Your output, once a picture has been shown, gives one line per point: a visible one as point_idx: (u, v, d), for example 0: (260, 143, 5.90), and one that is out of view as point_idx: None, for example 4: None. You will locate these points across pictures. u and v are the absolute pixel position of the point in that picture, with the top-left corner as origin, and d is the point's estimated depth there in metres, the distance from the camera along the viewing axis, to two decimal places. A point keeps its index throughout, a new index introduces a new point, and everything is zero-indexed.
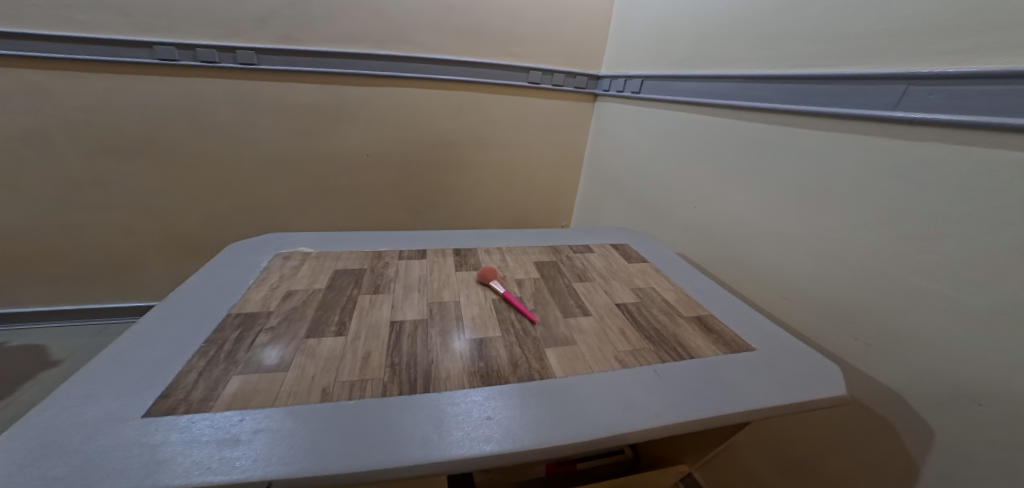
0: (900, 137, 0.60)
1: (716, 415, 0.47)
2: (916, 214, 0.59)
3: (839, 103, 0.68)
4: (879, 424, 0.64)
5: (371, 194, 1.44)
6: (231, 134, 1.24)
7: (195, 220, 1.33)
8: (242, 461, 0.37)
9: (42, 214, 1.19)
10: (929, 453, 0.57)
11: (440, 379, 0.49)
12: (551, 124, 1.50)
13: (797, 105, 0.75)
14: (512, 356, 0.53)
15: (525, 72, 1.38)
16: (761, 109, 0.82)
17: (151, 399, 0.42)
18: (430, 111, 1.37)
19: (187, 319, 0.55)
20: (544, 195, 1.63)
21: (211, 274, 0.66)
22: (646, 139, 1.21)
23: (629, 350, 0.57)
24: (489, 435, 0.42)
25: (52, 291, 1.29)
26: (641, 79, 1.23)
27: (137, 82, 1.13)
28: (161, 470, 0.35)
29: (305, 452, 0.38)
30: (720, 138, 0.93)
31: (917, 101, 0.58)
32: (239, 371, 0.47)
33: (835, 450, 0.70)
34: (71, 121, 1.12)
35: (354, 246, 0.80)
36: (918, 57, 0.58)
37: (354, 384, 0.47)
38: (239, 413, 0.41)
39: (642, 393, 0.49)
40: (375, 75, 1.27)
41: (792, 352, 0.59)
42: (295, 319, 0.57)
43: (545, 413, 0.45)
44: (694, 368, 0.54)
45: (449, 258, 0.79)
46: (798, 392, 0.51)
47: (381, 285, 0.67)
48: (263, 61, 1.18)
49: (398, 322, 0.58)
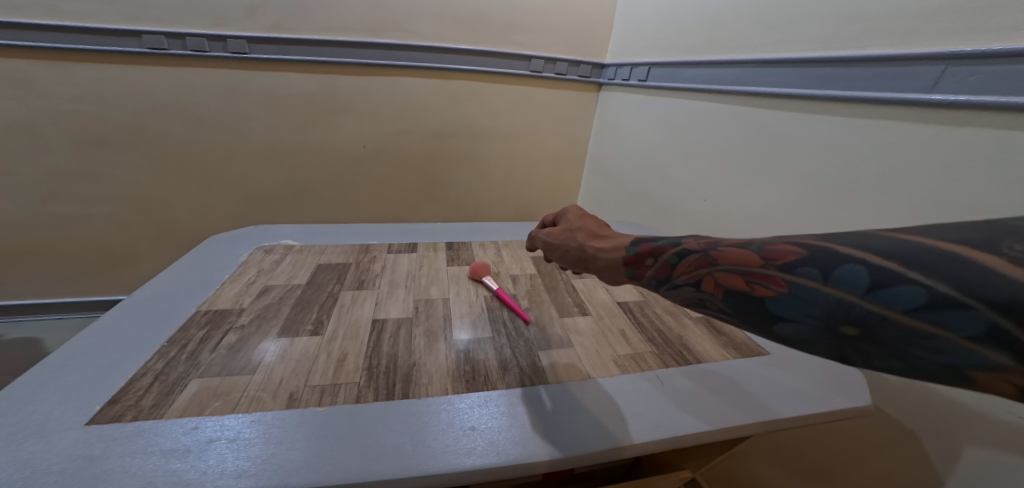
0: (933, 122, 0.55)
1: (722, 428, 0.43)
2: (952, 206, 0.53)
3: (865, 86, 0.62)
4: (900, 435, 0.57)
5: (367, 187, 1.40)
6: (222, 125, 1.21)
7: (186, 212, 1.29)
8: (191, 475, 0.33)
9: (32, 208, 1.17)
10: (958, 469, 0.51)
11: (421, 384, 0.44)
12: (553, 115, 1.44)
13: (818, 90, 0.69)
14: (503, 358, 0.49)
15: (526, 60, 1.33)
16: (776, 95, 0.76)
17: (98, 405, 0.39)
18: (426, 102, 1.32)
19: (149, 319, 0.51)
20: (546, 188, 1.57)
21: (183, 269, 0.62)
22: (652, 129, 1.16)
23: (629, 353, 0.53)
24: (473, 447, 0.38)
25: (45, 285, 1.27)
26: (648, 67, 1.17)
27: (124, 72, 1.09)
28: (97, 483, 0.32)
29: (261, 466, 0.34)
30: (732, 127, 0.87)
31: (956, 83, 0.52)
32: (200, 374, 0.43)
33: (847, 461, 0.64)
34: (58, 112, 1.09)
35: (341, 239, 0.76)
36: (962, 33, 0.52)
37: (325, 389, 0.43)
38: (194, 420, 0.38)
39: (642, 403, 0.45)
40: (369, 64, 1.22)
41: (808, 358, 0.54)
42: (267, 317, 0.53)
43: (532, 425, 0.40)
44: (701, 374, 0.50)
45: (441, 252, 0.75)
46: (815, 402, 0.46)
47: (365, 280, 0.63)
48: (254, 50, 1.14)
49: (381, 320, 0.54)
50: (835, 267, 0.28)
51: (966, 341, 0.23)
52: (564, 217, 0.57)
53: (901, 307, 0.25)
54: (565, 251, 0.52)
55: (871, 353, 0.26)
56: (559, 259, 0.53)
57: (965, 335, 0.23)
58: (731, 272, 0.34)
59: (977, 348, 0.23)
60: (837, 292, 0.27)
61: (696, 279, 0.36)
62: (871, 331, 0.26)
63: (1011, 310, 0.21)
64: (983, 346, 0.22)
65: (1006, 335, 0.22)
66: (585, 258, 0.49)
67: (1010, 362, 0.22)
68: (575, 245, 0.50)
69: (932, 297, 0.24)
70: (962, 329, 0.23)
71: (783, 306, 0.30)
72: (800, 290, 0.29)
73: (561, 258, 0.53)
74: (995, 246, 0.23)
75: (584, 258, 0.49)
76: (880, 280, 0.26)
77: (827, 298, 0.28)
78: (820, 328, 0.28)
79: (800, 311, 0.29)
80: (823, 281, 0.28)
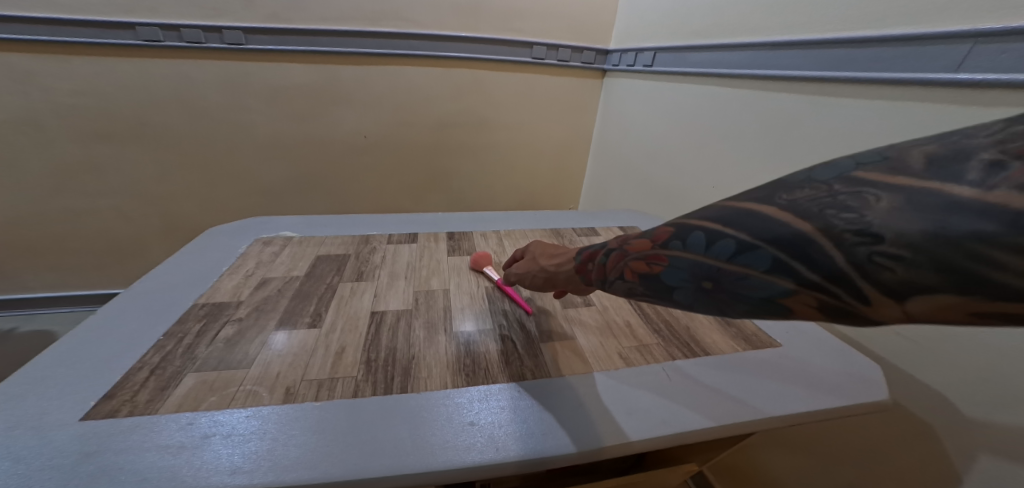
0: (961, 104, 0.51)
1: (732, 424, 0.41)
2: None
3: (887, 68, 0.59)
4: (917, 430, 0.55)
5: (369, 178, 1.38)
6: (221, 117, 1.19)
7: (190, 205, 1.29)
8: (191, 472, 0.32)
9: (36, 204, 1.17)
10: (977, 462, 0.49)
11: (421, 378, 0.43)
12: (556, 103, 1.41)
13: (835, 72, 0.66)
14: (504, 351, 0.48)
15: (528, 47, 1.29)
16: (791, 78, 0.73)
17: (94, 399, 0.38)
18: (427, 91, 1.29)
19: (146, 312, 0.50)
20: (549, 177, 1.54)
21: (180, 262, 0.61)
22: (658, 116, 1.13)
23: (635, 346, 0.51)
24: (473, 443, 0.37)
25: (54, 279, 1.28)
26: (654, 52, 1.14)
27: (121, 64, 1.08)
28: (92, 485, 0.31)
29: (258, 462, 0.33)
30: (742, 112, 0.85)
31: (984, 62, 0.49)
32: (196, 368, 0.42)
33: (861, 457, 0.62)
34: (57, 106, 1.08)
35: (342, 230, 0.75)
36: (988, 10, 0.49)
37: (323, 383, 0.42)
38: (191, 416, 0.37)
39: (649, 396, 0.44)
40: (368, 53, 1.20)
41: (824, 351, 0.52)
42: (266, 309, 0.52)
43: (534, 420, 0.39)
44: (710, 366, 0.48)
45: (442, 243, 0.73)
46: (830, 396, 0.45)
47: (365, 271, 0.62)
48: (251, 41, 1.12)
49: (380, 312, 0.53)
50: (688, 235, 0.31)
51: (767, 275, 0.27)
52: (528, 246, 0.56)
53: (724, 257, 0.29)
54: (532, 275, 0.51)
55: (726, 303, 0.29)
56: (526, 284, 0.53)
57: (764, 270, 0.27)
58: (637, 258, 0.35)
59: (773, 280, 0.26)
60: (689, 254, 0.31)
61: (617, 271, 0.37)
62: (718, 282, 0.29)
63: (780, 242, 0.26)
64: (776, 277, 0.26)
65: (784, 263, 0.26)
66: (551, 277, 0.48)
67: (795, 287, 0.25)
68: (538, 269, 0.50)
69: (738, 243, 0.28)
70: (759, 266, 0.27)
71: (666, 276, 0.32)
72: (674, 260, 0.32)
73: (529, 285, 0.52)
74: (771, 199, 0.28)
75: (549, 279, 0.49)
76: (710, 238, 0.30)
77: (686, 261, 0.31)
78: (690, 290, 0.31)
79: (677, 278, 0.32)
80: (683, 248, 0.31)
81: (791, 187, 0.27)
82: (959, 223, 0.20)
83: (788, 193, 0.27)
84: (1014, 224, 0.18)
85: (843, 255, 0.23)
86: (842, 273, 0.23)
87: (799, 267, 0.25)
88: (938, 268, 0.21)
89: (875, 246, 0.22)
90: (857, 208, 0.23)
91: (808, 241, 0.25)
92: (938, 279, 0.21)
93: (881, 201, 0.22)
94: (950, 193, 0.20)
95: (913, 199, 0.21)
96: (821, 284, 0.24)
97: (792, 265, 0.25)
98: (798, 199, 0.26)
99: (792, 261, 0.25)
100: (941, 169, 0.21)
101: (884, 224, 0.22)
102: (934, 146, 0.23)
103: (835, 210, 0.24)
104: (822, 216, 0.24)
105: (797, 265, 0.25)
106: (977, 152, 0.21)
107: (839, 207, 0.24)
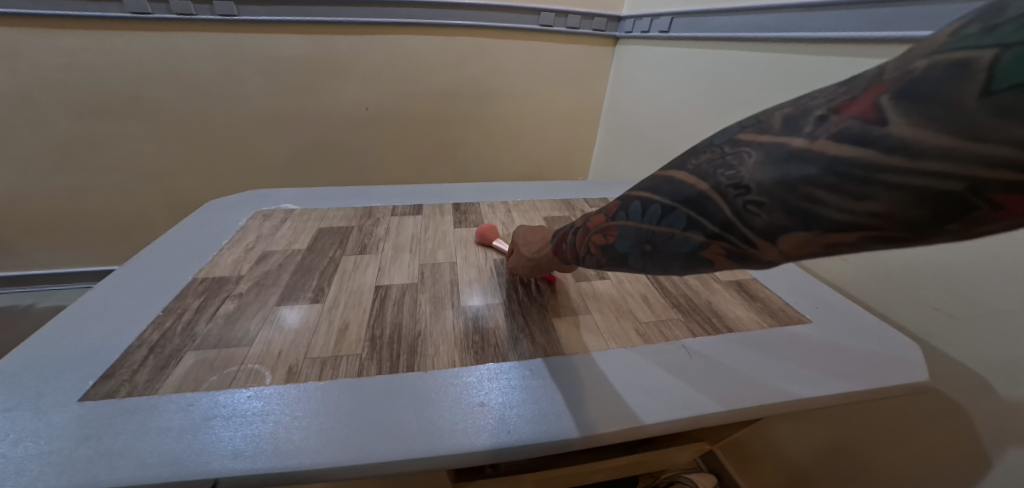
0: None
1: (759, 406, 0.39)
2: None
3: (930, 25, 0.53)
4: (943, 408, 0.53)
5: (372, 152, 1.35)
6: (218, 91, 1.16)
7: (193, 182, 1.27)
8: (201, 456, 0.31)
9: (37, 184, 1.16)
10: (1011, 446, 0.47)
11: (427, 356, 0.41)
12: (563, 73, 1.35)
13: (869, 32, 0.60)
14: (513, 326, 0.46)
15: (535, 14, 1.22)
16: (821, 40, 0.67)
17: (92, 381, 0.37)
18: (430, 62, 1.24)
19: (146, 287, 0.49)
20: (555, 151, 1.50)
21: (180, 237, 0.59)
22: (673, 86, 1.07)
23: (653, 320, 0.49)
24: (483, 424, 0.35)
25: (65, 258, 1.29)
26: (670, 17, 1.07)
27: (109, 38, 1.04)
28: (101, 471, 0.30)
29: (260, 446, 0.32)
30: (763, 78, 0.79)
31: None
32: (195, 347, 0.41)
33: (883, 438, 0.60)
34: (49, 82, 1.05)
35: (342, 202, 0.72)
36: None
37: (326, 362, 0.40)
38: (192, 396, 0.36)
39: (666, 375, 0.41)
40: (369, 22, 1.14)
41: (859, 329, 0.49)
42: (266, 285, 0.50)
43: (547, 401, 0.38)
44: (732, 343, 0.46)
45: (448, 215, 0.70)
46: (866, 378, 0.42)
47: (368, 244, 0.60)
48: (244, 12, 1.07)
49: (385, 287, 0.51)
50: (629, 205, 0.30)
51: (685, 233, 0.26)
52: (516, 234, 0.53)
53: (654, 221, 0.28)
54: (521, 265, 0.50)
55: (670, 264, 0.28)
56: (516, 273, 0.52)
57: (682, 229, 0.26)
58: (594, 232, 0.34)
59: (687, 236, 0.26)
60: (631, 222, 0.30)
61: (586, 247, 0.36)
62: (655, 244, 0.28)
63: (689, 201, 0.25)
64: (689, 233, 0.26)
65: (695, 221, 0.25)
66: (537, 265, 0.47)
67: (705, 241, 0.25)
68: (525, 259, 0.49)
69: (662, 207, 0.27)
70: (678, 226, 0.26)
71: (617, 245, 0.31)
72: (621, 229, 0.31)
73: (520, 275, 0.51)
74: (683, 165, 0.27)
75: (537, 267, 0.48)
76: (644, 204, 0.29)
77: (629, 228, 0.30)
78: (638, 255, 0.30)
79: (626, 245, 0.31)
80: (627, 216, 0.30)
81: (699, 151, 0.27)
82: (794, 170, 0.20)
83: (696, 159, 0.27)
84: (830, 168, 0.19)
85: (728, 207, 0.23)
86: (729, 223, 0.23)
87: (706, 222, 0.24)
88: (787, 210, 0.21)
89: (747, 195, 0.22)
90: (735, 165, 0.23)
91: (706, 198, 0.24)
92: (790, 220, 0.21)
93: (753, 157, 0.22)
94: (789, 144, 0.21)
95: (770, 153, 0.22)
96: (720, 235, 0.24)
97: (698, 221, 0.25)
98: (700, 163, 0.26)
99: (699, 217, 0.25)
100: (788, 125, 0.22)
101: (752, 177, 0.22)
102: (790, 108, 0.22)
103: (721, 168, 0.24)
104: (712, 175, 0.24)
105: (700, 219, 0.25)
106: (812, 110, 0.21)
107: (722, 165, 0.24)
